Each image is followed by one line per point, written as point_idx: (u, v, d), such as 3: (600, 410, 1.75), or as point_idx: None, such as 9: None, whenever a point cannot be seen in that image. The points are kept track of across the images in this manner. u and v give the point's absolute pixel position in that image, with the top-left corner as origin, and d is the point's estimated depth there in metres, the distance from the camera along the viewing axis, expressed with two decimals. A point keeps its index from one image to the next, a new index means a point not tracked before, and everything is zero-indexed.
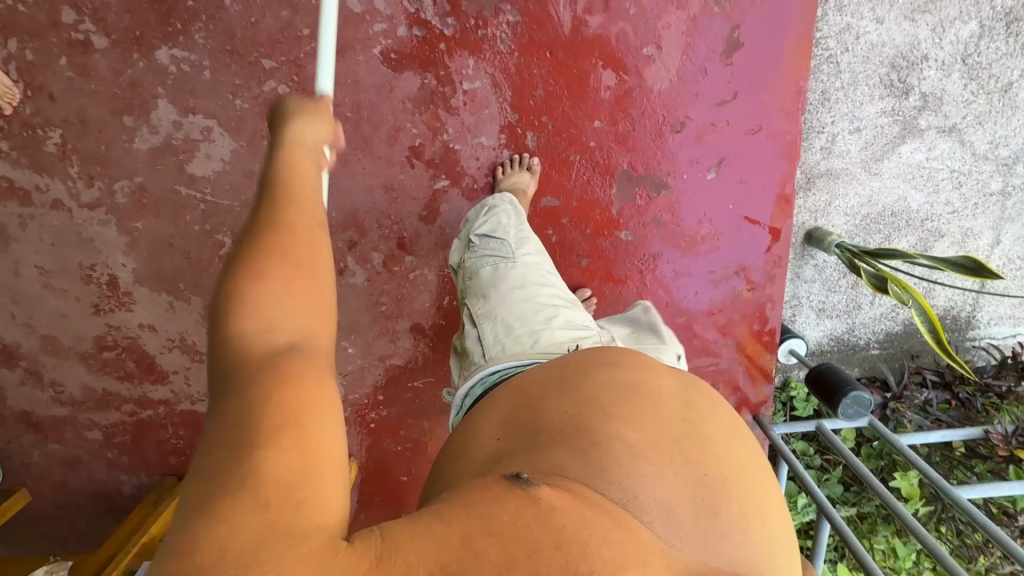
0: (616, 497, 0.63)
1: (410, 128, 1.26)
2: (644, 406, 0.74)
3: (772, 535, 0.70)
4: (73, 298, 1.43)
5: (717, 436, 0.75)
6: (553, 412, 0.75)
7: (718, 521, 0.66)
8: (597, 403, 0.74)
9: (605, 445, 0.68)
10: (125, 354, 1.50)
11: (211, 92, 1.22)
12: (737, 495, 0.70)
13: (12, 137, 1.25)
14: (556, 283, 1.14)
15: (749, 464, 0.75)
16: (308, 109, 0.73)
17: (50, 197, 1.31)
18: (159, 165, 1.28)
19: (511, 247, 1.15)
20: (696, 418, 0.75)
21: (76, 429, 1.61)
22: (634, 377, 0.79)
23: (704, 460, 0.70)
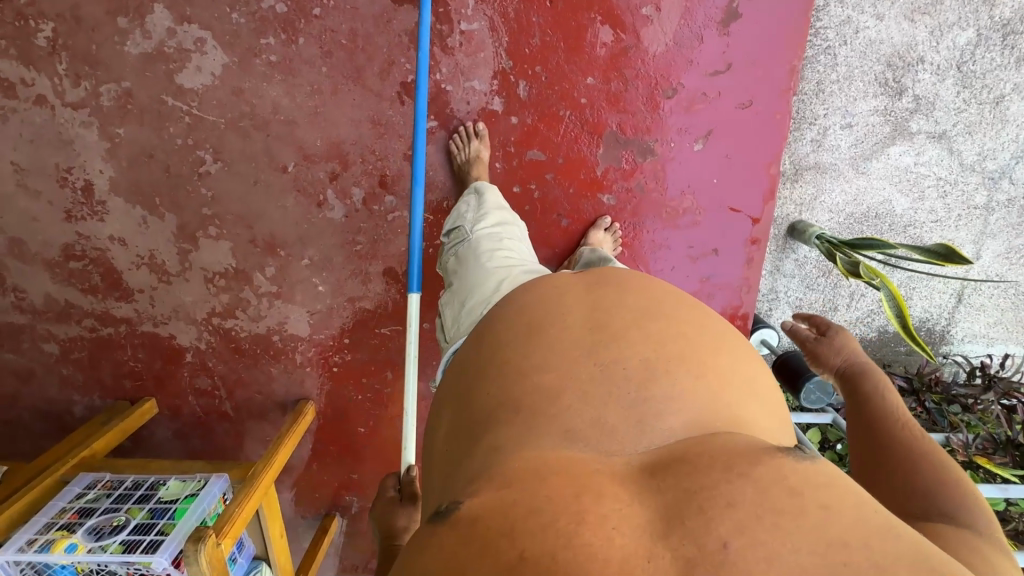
0: (554, 446, 0.58)
1: (403, 63, 1.26)
2: (544, 346, 0.66)
3: (721, 380, 0.64)
4: (46, 202, 1.41)
5: (631, 318, 0.68)
6: (472, 396, 0.68)
7: (653, 407, 0.61)
8: (506, 362, 0.67)
9: (527, 402, 0.62)
10: (92, 266, 1.47)
11: (209, 3, 1.22)
12: (670, 369, 0.63)
13: (4, 25, 1.24)
14: (515, 238, 1.14)
15: (674, 324, 0.68)
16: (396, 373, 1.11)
17: (35, 92, 1.30)
18: (148, 71, 1.27)
19: (468, 224, 1.17)
20: (607, 323, 0.68)
21: (33, 341, 1.57)
22: (537, 312, 0.71)
23: (625, 357, 0.64)
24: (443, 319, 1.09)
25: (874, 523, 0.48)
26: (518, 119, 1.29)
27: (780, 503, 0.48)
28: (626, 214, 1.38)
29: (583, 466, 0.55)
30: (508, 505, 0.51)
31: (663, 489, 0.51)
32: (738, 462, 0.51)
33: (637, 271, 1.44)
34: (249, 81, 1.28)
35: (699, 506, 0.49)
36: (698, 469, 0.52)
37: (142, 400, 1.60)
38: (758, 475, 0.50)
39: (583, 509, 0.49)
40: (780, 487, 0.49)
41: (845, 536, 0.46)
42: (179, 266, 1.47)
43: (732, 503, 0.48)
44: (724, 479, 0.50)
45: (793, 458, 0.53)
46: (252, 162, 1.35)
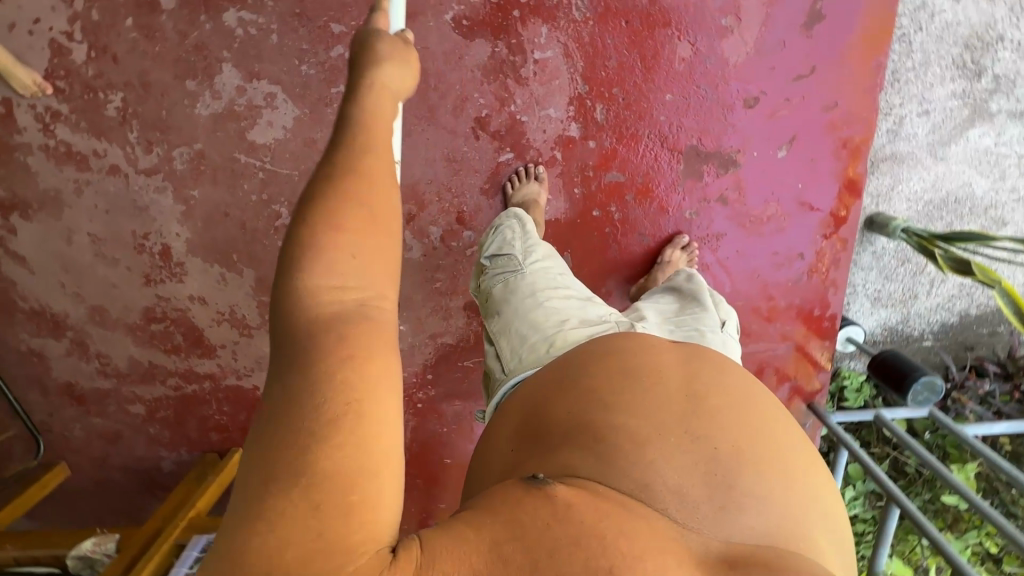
0: (630, 492, 0.61)
1: (477, 98, 1.23)
2: (645, 392, 0.72)
3: (804, 502, 0.67)
4: (124, 268, 1.40)
5: (723, 403, 0.73)
6: (555, 410, 0.73)
7: (735, 493, 0.63)
8: (602, 398, 0.72)
9: (615, 437, 0.66)
10: (173, 326, 1.47)
11: (277, 57, 1.20)
12: (758, 461, 0.67)
13: (73, 99, 1.23)
14: (573, 283, 1.09)
15: (766, 426, 0.72)
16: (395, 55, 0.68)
17: (108, 162, 1.29)
18: (220, 131, 1.26)
19: (519, 256, 1.12)
20: (704, 395, 0.73)
21: (118, 403, 1.58)
22: (632, 361, 0.77)
23: (713, 434, 0.68)
24: (495, 350, 1.01)
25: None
26: (595, 143, 1.27)
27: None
28: (708, 226, 1.35)
29: (661, 525, 0.56)
30: (598, 514, 0.53)
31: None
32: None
33: (721, 282, 1.42)
34: (322, 131, 1.26)
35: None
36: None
37: (229, 452, 1.61)
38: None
39: (663, 564, 0.51)
40: None
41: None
42: (260, 319, 1.47)
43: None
44: None
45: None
46: None
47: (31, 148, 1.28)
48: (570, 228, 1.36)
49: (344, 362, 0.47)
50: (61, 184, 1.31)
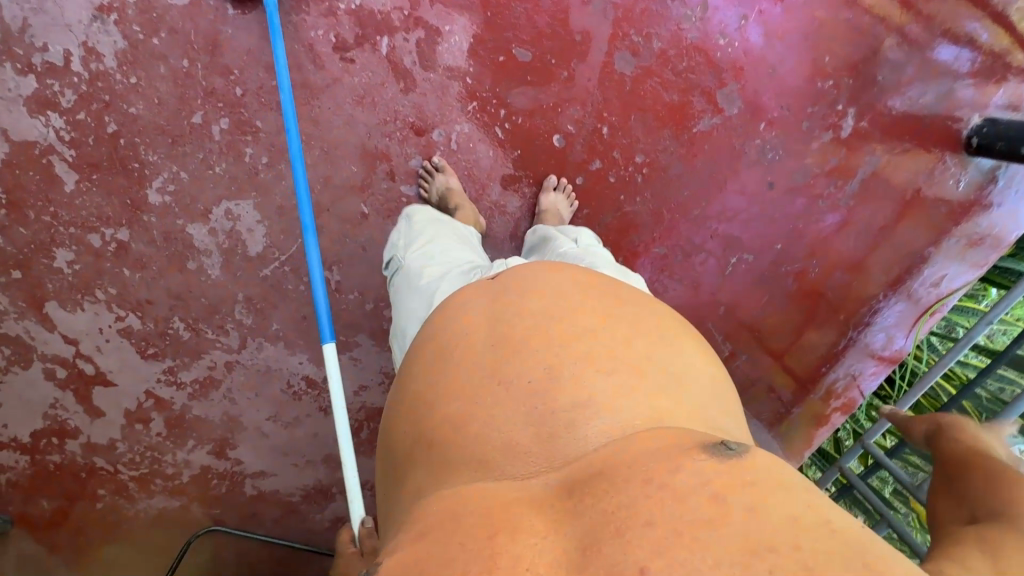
0: (466, 480, 0.53)
1: (316, 33, 1.19)
2: (456, 365, 0.62)
3: (652, 380, 0.58)
4: (307, 416, 1.59)
5: (529, 324, 0.62)
6: (397, 435, 0.64)
7: (566, 417, 0.55)
8: (423, 398, 0.63)
9: (440, 437, 0.58)
10: (371, 422, 1.48)
11: (201, 184, 1.29)
12: (576, 366, 0.58)
13: (166, 350, 1.46)
14: (442, 252, 1.01)
15: (581, 318, 0.62)
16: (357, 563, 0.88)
17: (222, 364, 1.49)
18: (238, 270, 1.38)
19: (401, 253, 1.05)
20: (508, 333, 0.62)
21: None
22: (437, 334, 0.67)
23: (528, 368, 0.58)
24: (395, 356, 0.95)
25: (807, 520, 0.40)
26: None
27: (691, 516, 0.40)
28: None
29: (493, 498, 0.48)
30: (425, 558, 0.43)
31: (579, 510, 0.44)
32: (656, 469, 0.45)
33: None
34: (279, 193, 1.32)
35: (615, 528, 0.41)
36: (617, 483, 0.45)
37: None
38: (675, 483, 0.43)
39: (494, 552, 0.41)
40: (700, 492, 0.42)
41: (777, 541, 0.38)
42: None
43: (650, 520, 0.41)
44: (640, 495, 0.43)
45: (711, 455, 0.45)
46: (346, 237, 1.33)
47: (188, 404, 1.54)
48: (491, 28, 1.21)
49: None
50: (223, 406, 1.55)
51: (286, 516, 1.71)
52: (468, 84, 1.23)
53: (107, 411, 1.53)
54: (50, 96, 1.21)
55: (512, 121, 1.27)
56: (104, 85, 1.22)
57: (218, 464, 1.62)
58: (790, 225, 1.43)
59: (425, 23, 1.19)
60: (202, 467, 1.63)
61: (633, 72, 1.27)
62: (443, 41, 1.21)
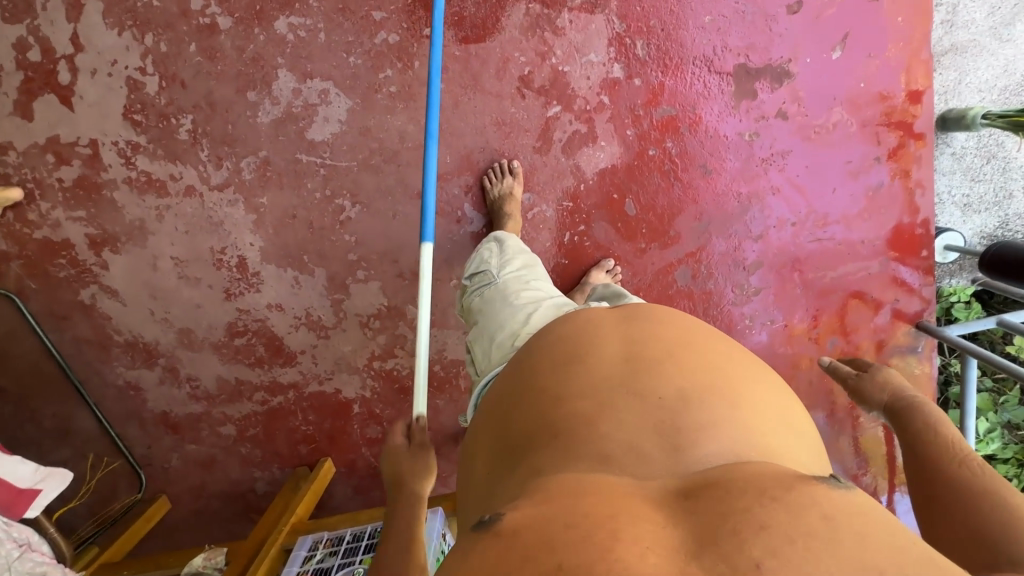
0: (590, 469, 0.57)
1: (518, 56, 1.26)
2: (588, 371, 0.69)
3: (764, 418, 0.65)
4: (206, 286, 1.47)
5: (664, 355, 0.70)
6: (515, 422, 0.69)
7: (688, 435, 0.61)
8: (554, 394, 0.68)
9: (567, 428, 0.63)
10: (255, 338, 1.52)
11: (326, 54, 1.27)
12: (705, 398, 0.65)
13: (150, 130, 1.33)
14: (529, 279, 1.08)
15: (711, 360, 0.70)
16: (406, 462, 0.95)
17: (184, 184, 1.38)
18: (281, 135, 1.33)
19: (492, 267, 1.12)
20: (642, 358, 0.70)
21: (211, 426, 1.62)
22: (569, 342, 0.75)
23: (657, 386, 0.66)
24: (472, 357, 1.02)
25: (914, 555, 0.42)
26: (641, 80, 1.27)
27: (816, 528, 0.43)
28: (771, 144, 1.31)
29: (613, 486, 0.53)
30: (547, 518, 0.46)
31: (697, 511, 0.47)
32: (772, 488, 0.48)
33: (800, 208, 1.37)
34: (376, 118, 1.31)
35: (731, 528, 0.44)
36: (732, 493, 0.48)
37: (319, 461, 1.60)
38: (792, 498, 0.46)
39: (618, 527, 0.44)
40: (815, 513, 0.45)
41: (883, 563, 0.41)
42: (335, 318, 1.49)
43: (762, 524, 0.44)
44: (756, 503, 0.46)
45: (825, 484, 0.50)
46: (389, 196, 1.38)
47: (116, 184, 1.38)
48: (628, 172, 1.35)
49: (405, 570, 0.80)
50: (145, 213, 1.41)
51: (95, 344, 1.54)
52: (578, 188, 1.36)
53: (36, 122, 1.34)
54: None
55: (580, 239, 1.39)
56: None
57: (83, 252, 1.45)
58: None
59: (592, 126, 1.31)
60: (63, 240, 1.45)
61: (681, 285, 1.43)
62: (591, 148, 1.32)
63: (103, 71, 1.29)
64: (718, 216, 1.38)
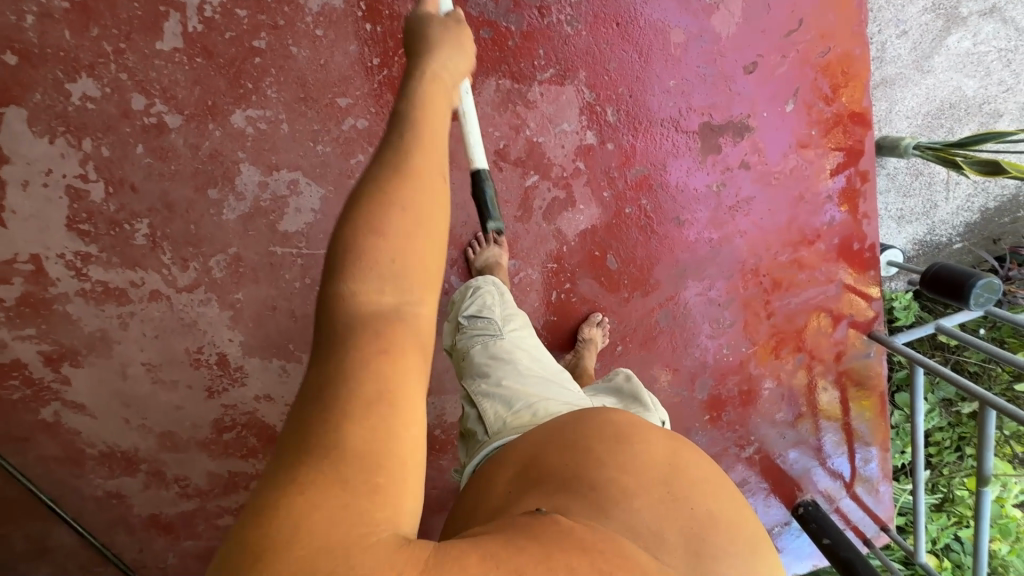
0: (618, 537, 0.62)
1: (492, 131, 1.26)
2: (635, 451, 0.74)
3: (768, 562, 0.71)
4: (184, 387, 1.39)
5: (703, 476, 0.75)
6: (553, 461, 0.74)
7: (710, 555, 0.66)
8: (600, 459, 0.72)
9: (607, 494, 0.67)
10: (245, 431, 1.47)
11: (291, 144, 1.21)
12: (731, 529, 0.70)
13: (100, 238, 1.23)
14: (533, 348, 1.12)
15: (738, 496, 0.76)
16: (447, 39, 0.74)
17: (147, 290, 1.28)
18: (251, 230, 1.26)
19: (497, 321, 1.14)
20: (683, 468, 0.74)
21: (207, 520, 1.57)
22: (617, 421, 0.79)
23: (693, 496, 0.71)
24: (478, 412, 1.02)
25: None
26: (614, 144, 1.30)
27: None
28: (737, 193, 1.39)
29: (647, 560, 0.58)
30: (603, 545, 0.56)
31: None
32: None
33: (764, 245, 1.46)
34: None
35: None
36: None
37: None
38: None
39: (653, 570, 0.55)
40: None
41: None
42: None
43: None
44: None
45: None
46: None
47: (68, 297, 1.27)
48: (607, 230, 1.39)
49: (371, 398, 0.49)
50: (106, 322, 1.30)
51: (64, 460, 1.43)
52: (561, 250, 1.38)
53: None
54: None
55: (567, 296, 1.43)
56: (288, 13, 1.14)
57: (38, 369, 1.33)
58: None
59: (570, 191, 1.33)
60: (12, 360, 1.32)
61: (663, 325, 1.51)
62: (570, 212, 1.35)
63: (36, 182, 1.17)
64: (693, 260, 1.45)
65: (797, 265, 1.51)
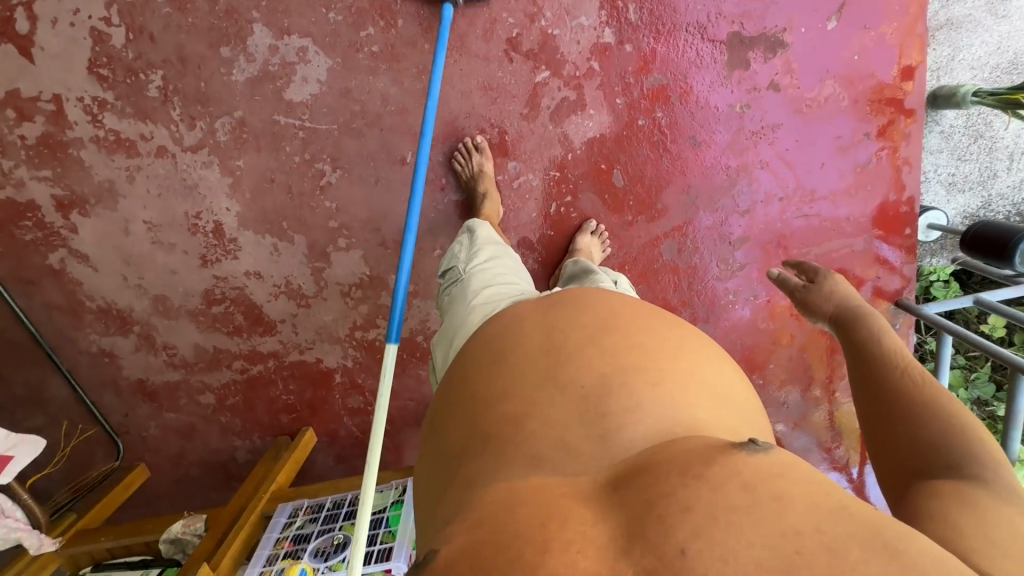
0: (520, 472, 0.60)
1: (506, 18, 1.22)
2: (509, 369, 0.71)
3: (694, 388, 0.68)
4: (181, 252, 1.43)
5: (583, 340, 0.72)
6: (453, 435, 0.72)
7: (614, 417, 0.63)
8: (482, 399, 0.70)
9: (498, 434, 0.65)
10: (233, 306, 1.48)
11: (304, 8, 1.21)
12: (630, 375, 0.67)
13: (117, 86, 1.27)
14: (505, 276, 1.05)
15: (633, 335, 0.72)
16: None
17: (155, 145, 1.32)
18: (258, 95, 1.27)
19: (462, 264, 1.10)
20: (562, 345, 0.72)
21: (189, 395, 1.60)
22: (495, 344, 0.77)
23: (582, 372, 0.68)
24: (438, 359, 1.00)
25: (828, 506, 0.47)
26: (633, 46, 1.24)
27: (734, 499, 0.47)
28: (762, 117, 1.29)
29: (546, 495, 0.55)
30: (481, 545, 0.51)
31: (625, 504, 0.51)
32: (693, 464, 0.51)
33: (787, 183, 1.36)
34: (357, 79, 1.26)
35: (657, 516, 0.48)
36: (660, 479, 0.52)
37: (300, 431, 1.60)
38: (714, 474, 0.49)
39: (546, 538, 0.49)
40: (736, 482, 0.48)
41: (800, 523, 0.45)
42: (315, 286, 1.46)
43: (688, 505, 0.48)
44: (680, 485, 0.50)
45: (754, 451, 0.52)
46: (371, 162, 1.33)
47: (82, 142, 1.32)
48: (616, 142, 1.32)
49: None
50: (114, 174, 1.35)
51: (64, 310, 1.50)
52: (565, 157, 1.32)
53: None
54: None
55: (567, 210, 1.37)
56: None
57: (50, 214, 1.39)
58: None
59: (581, 93, 1.27)
60: (28, 201, 1.38)
61: (667, 259, 1.43)
62: (579, 116, 1.29)
63: (65, 20, 1.22)
64: (706, 189, 1.36)
65: (822, 212, 1.39)
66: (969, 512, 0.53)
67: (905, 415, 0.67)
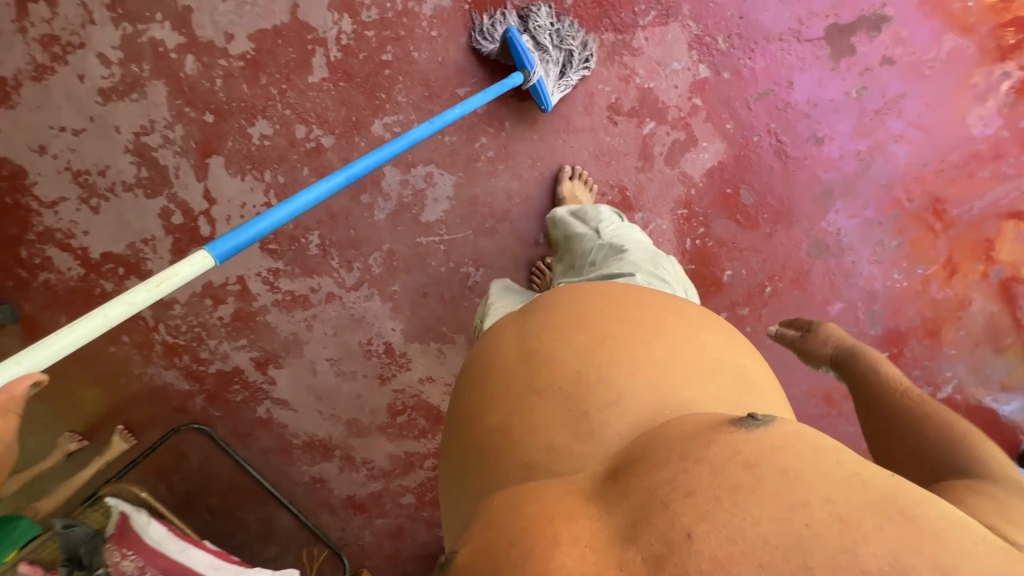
0: (517, 482, 0.61)
1: (603, 88, 1.30)
2: (492, 380, 0.72)
3: (676, 368, 0.67)
4: (361, 376, 1.58)
5: (557, 339, 0.71)
6: (456, 451, 0.72)
7: (598, 414, 0.63)
8: (471, 414, 0.71)
9: (490, 446, 0.66)
10: (415, 413, 1.62)
11: (423, 141, 1.35)
12: (608, 368, 0.67)
13: (285, 254, 1.46)
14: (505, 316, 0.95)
15: (605, 325, 0.72)
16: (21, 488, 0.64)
17: (324, 293, 1.49)
18: (400, 226, 1.42)
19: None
20: (537, 349, 0.71)
21: (392, 499, 1.74)
22: (476, 365, 0.77)
23: (561, 372, 0.68)
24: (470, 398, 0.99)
25: (836, 475, 0.46)
26: (730, 72, 1.27)
27: (737, 479, 0.46)
28: (882, 94, 1.27)
29: (546, 491, 0.55)
30: (494, 546, 0.51)
31: (625, 493, 0.51)
32: (690, 448, 0.51)
33: (928, 147, 1.31)
34: (480, 185, 1.38)
35: (661, 501, 0.47)
36: (657, 466, 0.51)
37: None
38: (713, 457, 0.49)
39: (555, 534, 0.49)
40: (736, 463, 0.48)
41: (808, 497, 0.44)
42: None
43: (688, 491, 0.47)
44: (680, 469, 0.49)
45: (747, 430, 0.51)
46: (508, 252, 1.43)
47: (266, 308, 1.52)
48: (735, 164, 1.33)
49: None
50: (296, 327, 1.54)
51: (276, 452, 1.69)
52: (689, 193, 1.35)
53: (190, 273, 1.49)
54: (355, 4, 1.28)
55: (703, 241, 1.38)
56: (407, 24, 1.28)
57: (252, 374, 1.59)
58: (854, 444, 1.56)
59: (690, 131, 1.31)
60: (233, 368, 1.60)
61: (815, 258, 1.39)
62: (693, 152, 1.32)
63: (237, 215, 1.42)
64: (842, 179, 1.33)
65: (970, 165, 1.33)
66: (987, 501, 0.57)
67: (907, 427, 0.73)
